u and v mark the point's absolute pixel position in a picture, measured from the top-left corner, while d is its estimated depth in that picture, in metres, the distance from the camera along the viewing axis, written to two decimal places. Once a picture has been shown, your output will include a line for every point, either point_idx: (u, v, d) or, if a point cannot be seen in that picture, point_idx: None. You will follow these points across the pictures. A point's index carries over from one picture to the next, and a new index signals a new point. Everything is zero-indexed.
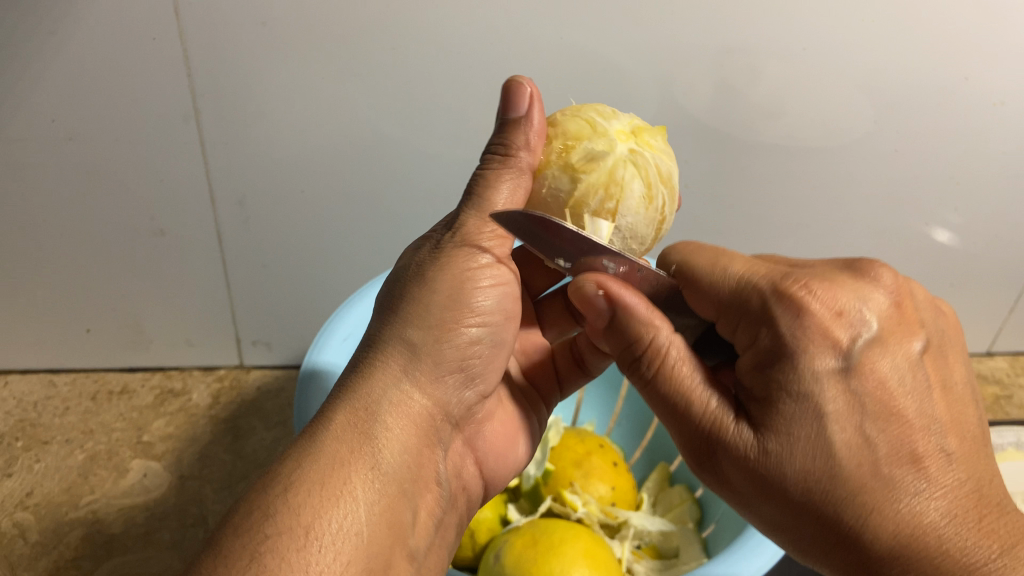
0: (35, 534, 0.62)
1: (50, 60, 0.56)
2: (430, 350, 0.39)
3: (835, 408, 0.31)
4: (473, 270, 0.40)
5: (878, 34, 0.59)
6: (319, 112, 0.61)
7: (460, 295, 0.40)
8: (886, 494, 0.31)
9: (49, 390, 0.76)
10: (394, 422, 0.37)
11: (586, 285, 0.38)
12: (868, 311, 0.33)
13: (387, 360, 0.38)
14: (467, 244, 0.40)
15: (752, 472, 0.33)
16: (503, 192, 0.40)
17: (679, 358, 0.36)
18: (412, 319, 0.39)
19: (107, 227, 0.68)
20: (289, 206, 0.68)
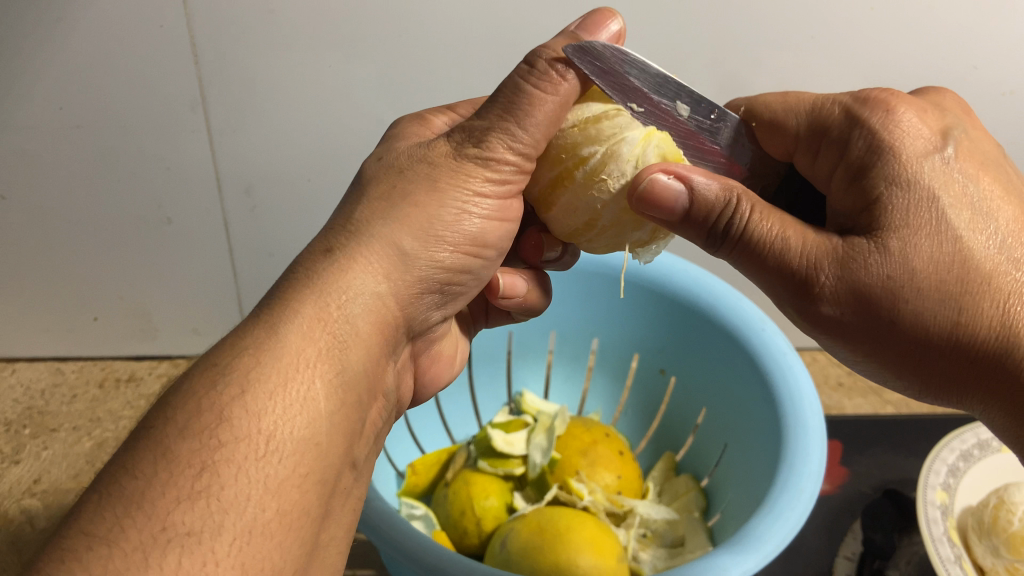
0: (43, 521, 0.62)
1: (57, 47, 0.56)
2: (415, 257, 0.38)
3: (940, 186, 0.36)
4: (474, 188, 0.38)
5: (888, 23, 0.58)
6: (326, 101, 0.61)
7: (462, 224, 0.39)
8: (993, 274, 0.35)
9: (57, 377, 0.76)
10: (361, 323, 0.36)
11: (657, 176, 0.36)
12: (964, 123, 0.39)
13: (371, 261, 0.37)
14: (490, 160, 0.37)
15: (880, 287, 0.35)
16: (539, 117, 0.36)
17: (762, 215, 0.36)
18: (408, 232, 0.37)
19: (114, 216, 0.68)
20: (295, 193, 0.68)
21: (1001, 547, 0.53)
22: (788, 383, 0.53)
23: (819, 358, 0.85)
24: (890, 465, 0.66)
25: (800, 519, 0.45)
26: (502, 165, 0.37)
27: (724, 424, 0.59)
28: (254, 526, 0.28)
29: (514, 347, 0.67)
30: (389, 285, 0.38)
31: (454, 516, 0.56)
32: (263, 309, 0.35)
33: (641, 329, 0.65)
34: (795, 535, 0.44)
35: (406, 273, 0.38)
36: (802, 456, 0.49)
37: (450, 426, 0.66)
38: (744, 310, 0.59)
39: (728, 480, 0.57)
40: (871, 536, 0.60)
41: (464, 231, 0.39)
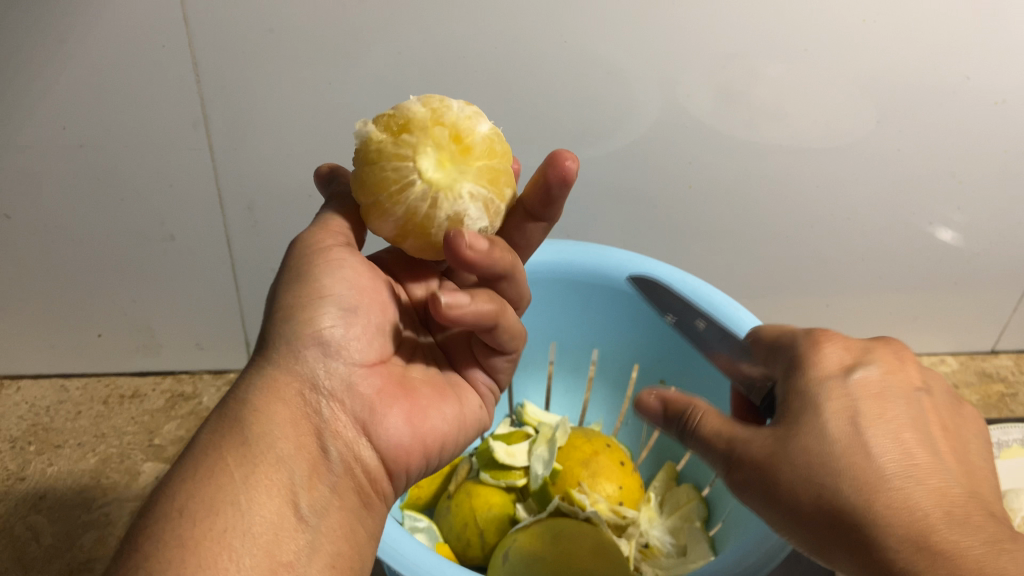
0: (48, 537, 0.63)
1: (61, 67, 0.57)
2: (278, 334, 0.37)
3: (835, 407, 0.36)
4: (312, 258, 0.39)
5: (879, 33, 0.59)
6: (326, 118, 0.62)
7: (319, 280, 0.38)
8: (872, 477, 0.34)
9: (61, 394, 0.76)
10: (253, 406, 0.35)
11: (643, 396, 0.42)
12: (882, 358, 0.39)
13: (255, 357, 0.37)
14: (313, 243, 0.40)
15: (763, 463, 0.36)
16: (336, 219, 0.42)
17: (705, 416, 0.39)
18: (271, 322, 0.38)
19: (116, 235, 0.68)
20: (295, 212, 0.68)
21: None
22: None
23: None
24: None
25: None
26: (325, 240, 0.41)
27: None
28: None
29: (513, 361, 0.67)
30: (266, 365, 0.37)
31: (458, 528, 0.57)
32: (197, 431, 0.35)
33: (639, 341, 0.65)
34: None
35: (279, 345, 0.37)
36: None
37: None
38: (743, 320, 0.56)
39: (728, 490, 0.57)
40: None
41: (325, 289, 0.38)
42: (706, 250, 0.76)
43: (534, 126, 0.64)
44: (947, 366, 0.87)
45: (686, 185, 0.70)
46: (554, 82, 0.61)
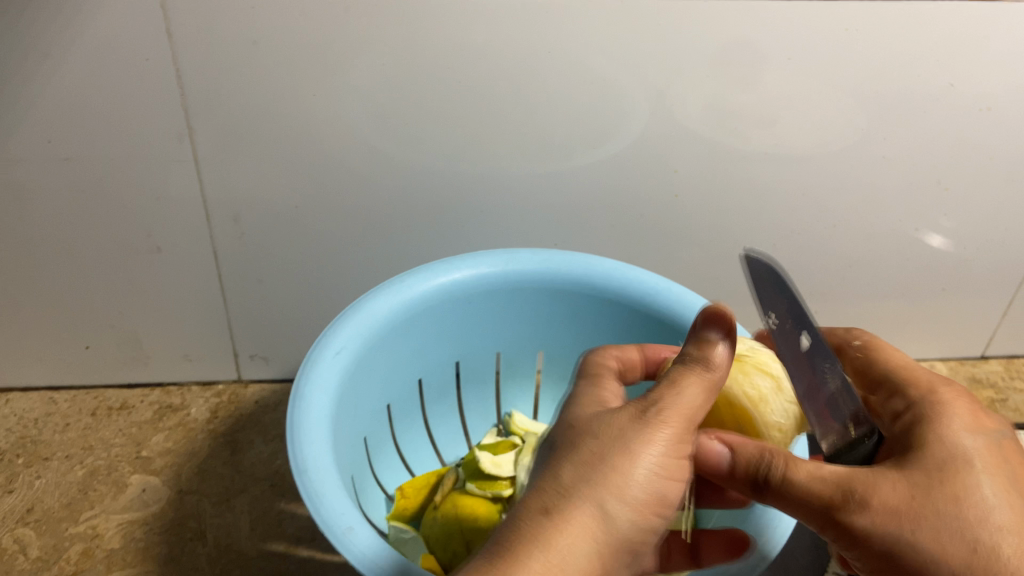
0: (35, 550, 0.63)
1: (45, 82, 0.57)
2: (597, 460, 0.35)
3: (982, 508, 0.35)
4: (678, 411, 0.37)
5: (863, 42, 0.59)
6: (311, 131, 0.62)
7: (674, 425, 0.36)
8: (981, 555, 0.34)
9: (50, 407, 0.76)
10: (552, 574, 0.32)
11: (712, 329, 0.40)
12: (1002, 436, 0.39)
13: (567, 479, 0.35)
14: (679, 384, 0.38)
15: (901, 513, 0.35)
16: (694, 389, 0.38)
17: (786, 465, 0.38)
18: (598, 448, 0.36)
19: (104, 248, 0.69)
20: (283, 223, 0.68)
21: None
22: None
23: None
24: None
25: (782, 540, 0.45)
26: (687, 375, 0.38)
27: None
28: None
29: (501, 369, 0.67)
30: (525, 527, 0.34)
31: (445, 537, 0.56)
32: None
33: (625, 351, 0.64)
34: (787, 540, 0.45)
35: (630, 478, 0.35)
36: None
37: (441, 447, 0.69)
38: None
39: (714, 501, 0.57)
40: None
41: (659, 419, 0.36)
42: (694, 259, 0.76)
43: (520, 139, 0.64)
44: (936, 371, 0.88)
45: (673, 195, 0.70)
46: (538, 94, 0.61)
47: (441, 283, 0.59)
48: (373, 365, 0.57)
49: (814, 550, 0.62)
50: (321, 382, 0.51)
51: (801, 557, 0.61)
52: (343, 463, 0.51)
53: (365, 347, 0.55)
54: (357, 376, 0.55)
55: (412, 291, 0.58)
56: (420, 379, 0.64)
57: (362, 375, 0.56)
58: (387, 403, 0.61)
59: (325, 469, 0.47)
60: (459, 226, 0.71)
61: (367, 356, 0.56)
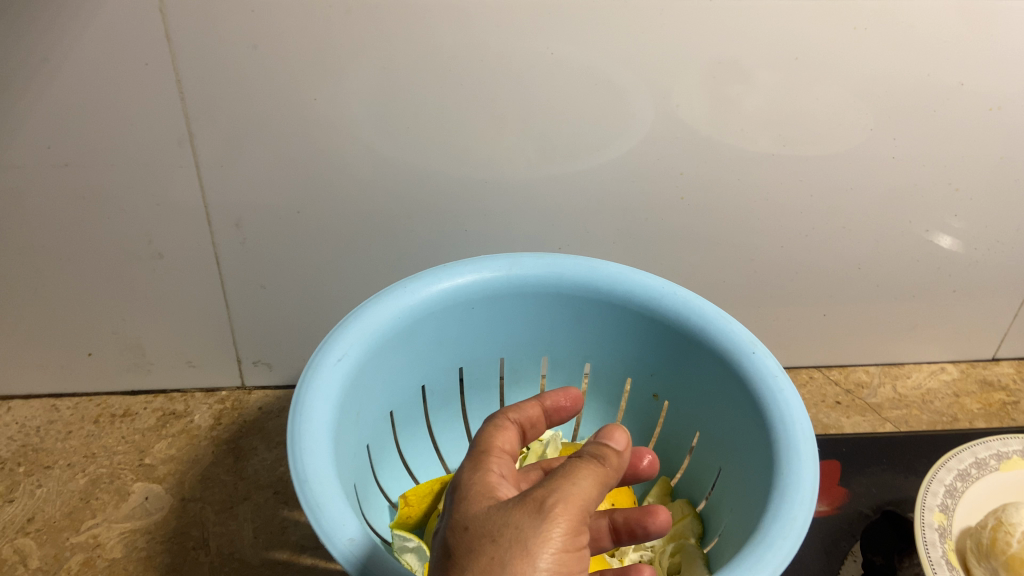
0: (36, 560, 0.62)
1: (44, 88, 0.56)
2: (494, 565, 0.34)
3: None
4: (566, 502, 0.35)
5: (871, 41, 0.59)
6: (312, 136, 0.61)
7: (568, 521, 0.35)
8: None
9: (52, 414, 0.76)
10: None
11: (617, 439, 0.41)
12: None
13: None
14: (575, 477, 0.37)
15: None
16: (587, 481, 0.37)
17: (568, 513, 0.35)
18: (497, 553, 0.34)
19: (105, 254, 0.68)
20: (285, 229, 0.68)
21: (1000, 570, 0.51)
22: (782, 408, 0.51)
23: (816, 375, 0.87)
24: (889, 485, 0.67)
25: (793, 547, 0.44)
26: (580, 472, 0.37)
27: (718, 448, 0.58)
28: None
29: (505, 375, 0.67)
30: None
31: None
32: None
33: (631, 358, 0.63)
34: (799, 547, 0.44)
35: None
36: (795, 483, 0.47)
37: (444, 453, 0.68)
38: (735, 332, 0.56)
39: (722, 506, 0.56)
40: (871, 557, 0.60)
41: (557, 513, 0.35)
42: (701, 262, 0.75)
43: (522, 142, 0.64)
44: (946, 374, 0.87)
45: (678, 197, 0.69)
46: (542, 96, 0.61)
47: (444, 287, 0.58)
48: (374, 372, 0.56)
49: (825, 556, 0.61)
50: (323, 391, 0.50)
51: (812, 564, 0.61)
52: (345, 472, 0.51)
53: (365, 353, 0.54)
54: (359, 383, 0.54)
55: (414, 298, 0.57)
56: (423, 386, 0.63)
57: (364, 382, 0.55)
58: (389, 410, 0.61)
59: (327, 478, 0.46)
60: (462, 230, 0.70)
61: (369, 363, 0.55)
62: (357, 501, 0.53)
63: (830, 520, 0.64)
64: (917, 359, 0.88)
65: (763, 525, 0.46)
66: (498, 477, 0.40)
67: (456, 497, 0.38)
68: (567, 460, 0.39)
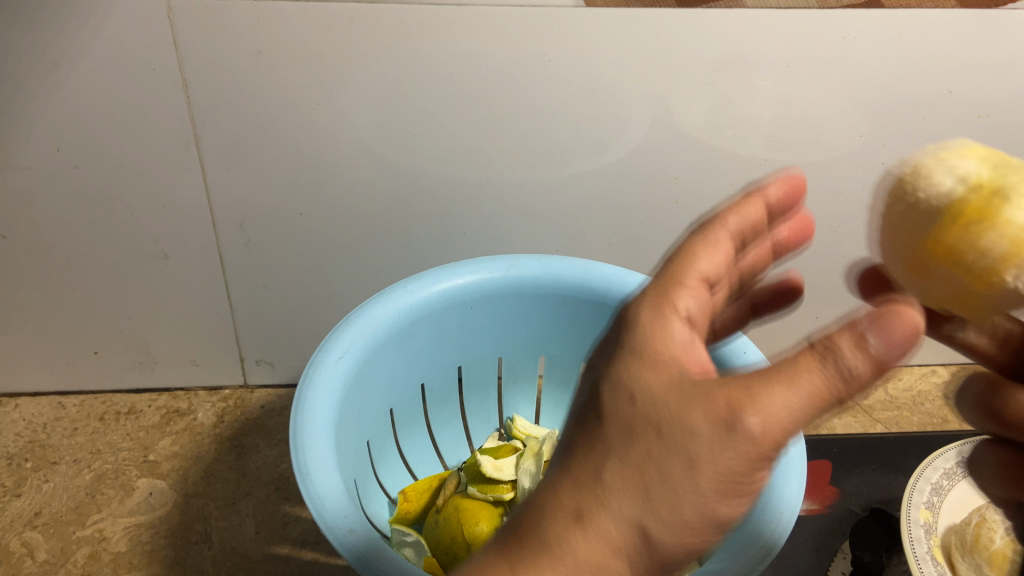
0: (43, 553, 0.64)
1: (55, 92, 0.58)
2: (649, 460, 0.32)
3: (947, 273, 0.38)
4: (762, 417, 0.31)
5: (861, 49, 0.60)
6: (315, 139, 0.63)
7: (754, 447, 0.31)
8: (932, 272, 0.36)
9: (58, 412, 0.77)
10: (578, 553, 0.32)
11: (898, 328, 0.31)
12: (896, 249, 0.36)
13: (607, 475, 0.33)
14: (798, 385, 0.31)
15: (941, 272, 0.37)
16: (802, 398, 0.31)
17: (766, 430, 0.31)
18: (654, 451, 0.32)
19: (112, 254, 0.69)
20: (288, 229, 0.69)
21: (985, 566, 0.52)
22: None
23: None
24: (878, 484, 0.68)
25: (779, 540, 0.45)
26: (810, 378, 0.31)
27: None
28: None
29: (503, 373, 0.68)
30: (555, 496, 0.33)
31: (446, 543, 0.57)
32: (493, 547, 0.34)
33: None
34: (784, 541, 0.45)
35: (696, 489, 0.32)
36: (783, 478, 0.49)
37: (443, 451, 0.69)
38: None
39: None
40: (860, 555, 0.61)
41: (749, 442, 0.31)
42: None
43: (521, 145, 0.65)
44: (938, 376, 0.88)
45: (674, 201, 0.70)
46: (540, 100, 0.62)
47: (443, 288, 0.60)
48: (375, 370, 0.58)
49: (814, 553, 0.63)
50: (324, 388, 0.52)
51: (801, 560, 0.62)
52: (346, 467, 0.52)
53: (366, 350, 0.55)
54: (360, 381, 0.56)
55: (415, 298, 0.59)
56: (422, 384, 0.64)
57: (365, 379, 0.57)
58: (389, 407, 0.62)
59: (327, 470, 0.48)
60: (461, 232, 0.72)
61: (370, 361, 0.57)
62: (357, 495, 0.54)
63: (820, 519, 0.65)
64: (909, 362, 0.89)
65: (753, 519, 0.47)
66: (679, 330, 0.37)
67: (638, 339, 0.36)
68: (810, 339, 0.33)
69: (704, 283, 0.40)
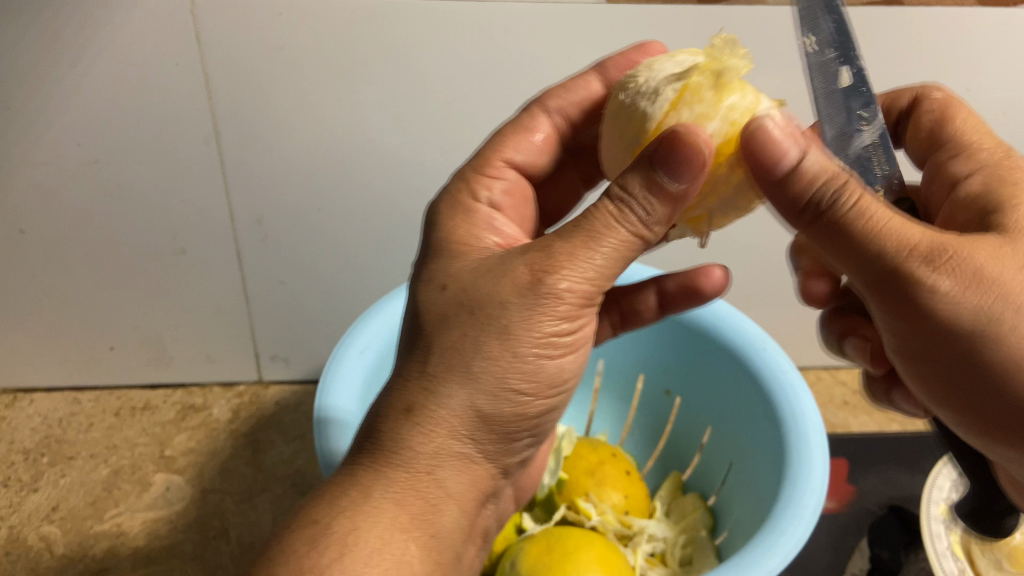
0: (61, 547, 0.64)
1: (76, 87, 0.58)
2: (462, 342, 0.36)
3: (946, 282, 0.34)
4: (565, 269, 0.35)
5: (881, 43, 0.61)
6: (335, 135, 0.63)
7: (565, 302, 0.35)
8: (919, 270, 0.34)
9: (73, 407, 0.78)
10: (424, 445, 0.35)
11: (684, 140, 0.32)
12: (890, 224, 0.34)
13: (432, 362, 0.36)
14: (597, 235, 0.35)
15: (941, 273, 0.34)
16: (610, 247, 0.35)
17: (569, 287, 0.35)
18: (472, 332, 0.35)
19: (129, 249, 0.70)
20: (305, 225, 0.69)
21: (1004, 560, 0.53)
22: (791, 400, 0.53)
23: (824, 375, 0.89)
24: (895, 482, 0.68)
25: (804, 533, 0.45)
26: (614, 235, 0.35)
27: (729, 442, 0.60)
28: (388, 543, 0.34)
29: None
30: (394, 395, 0.36)
31: None
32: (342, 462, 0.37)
33: (642, 355, 0.65)
34: (809, 534, 0.45)
35: (512, 360, 0.36)
36: (806, 472, 0.49)
37: None
38: (746, 331, 0.58)
39: (734, 498, 0.58)
40: (879, 552, 0.62)
41: (554, 296, 0.35)
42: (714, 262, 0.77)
43: None
44: None
45: None
46: None
47: None
48: None
49: (833, 551, 0.63)
50: (345, 381, 0.52)
51: (819, 557, 0.62)
52: None
53: (386, 344, 0.56)
54: (380, 375, 0.56)
55: None
56: None
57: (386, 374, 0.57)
58: None
59: None
60: None
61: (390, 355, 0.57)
62: None
63: (838, 517, 0.65)
64: None
65: (777, 511, 0.47)
66: (490, 218, 0.43)
67: (438, 237, 0.41)
68: (609, 186, 0.36)
69: (511, 166, 0.47)
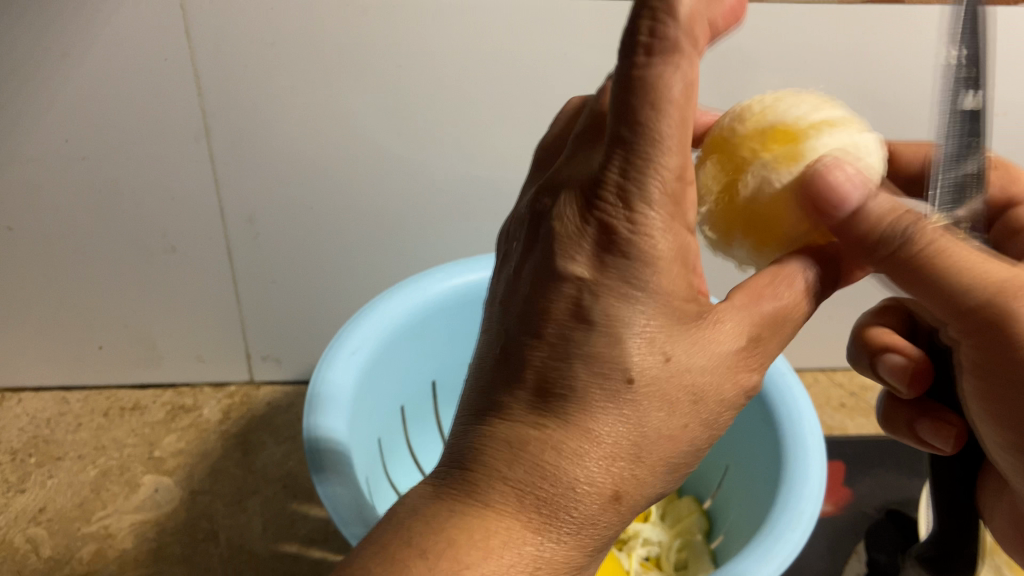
0: (48, 549, 0.63)
1: (64, 82, 0.57)
2: (657, 358, 0.30)
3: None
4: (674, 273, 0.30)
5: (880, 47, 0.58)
6: (328, 133, 0.62)
7: (744, 318, 0.32)
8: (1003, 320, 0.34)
9: (62, 407, 0.77)
10: (602, 473, 0.30)
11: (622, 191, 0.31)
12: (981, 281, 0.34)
13: (619, 369, 0.29)
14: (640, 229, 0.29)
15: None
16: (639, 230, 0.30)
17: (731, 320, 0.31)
18: (660, 344, 0.30)
19: (119, 247, 0.69)
20: (297, 224, 0.68)
21: None
22: (787, 402, 0.52)
23: (821, 377, 0.88)
24: (893, 486, 0.67)
25: (801, 539, 0.44)
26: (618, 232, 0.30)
27: (725, 444, 0.59)
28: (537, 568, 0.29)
29: None
30: (567, 400, 0.30)
31: None
32: (481, 460, 0.30)
33: None
34: (806, 540, 0.44)
35: (699, 380, 0.31)
36: (803, 476, 0.48)
37: None
38: None
39: (730, 502, 0.57)
40: (875, 556, 0.61)
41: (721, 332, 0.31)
42: None
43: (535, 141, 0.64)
44: None
45: None
46: (554, 95, 0.61)
47: (455, 284, 0.60)
48: (388, 367, 0.57)
49: (829, 555, 0.62)
50: (335, 384, 0.51)
51: (816, 561, 0.61)
52: (359, 462, 0.51)
53: (378, 344, 0.55)
54: (372, 377, 0.55)
55: (428, 293, 0.58)
56: (433, 382, 0.64)
57: (377, 375, 0.56)
58: (400, 404, 0.61)
59: (342, 467, 0.47)
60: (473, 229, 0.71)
61: (382, 356, 0.56)
62: (369, 491, 0.53)
63: (834, 521, 0.64)
64: None
65: (774, 517, 0.46)
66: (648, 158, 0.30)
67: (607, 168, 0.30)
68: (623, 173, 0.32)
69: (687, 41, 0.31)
